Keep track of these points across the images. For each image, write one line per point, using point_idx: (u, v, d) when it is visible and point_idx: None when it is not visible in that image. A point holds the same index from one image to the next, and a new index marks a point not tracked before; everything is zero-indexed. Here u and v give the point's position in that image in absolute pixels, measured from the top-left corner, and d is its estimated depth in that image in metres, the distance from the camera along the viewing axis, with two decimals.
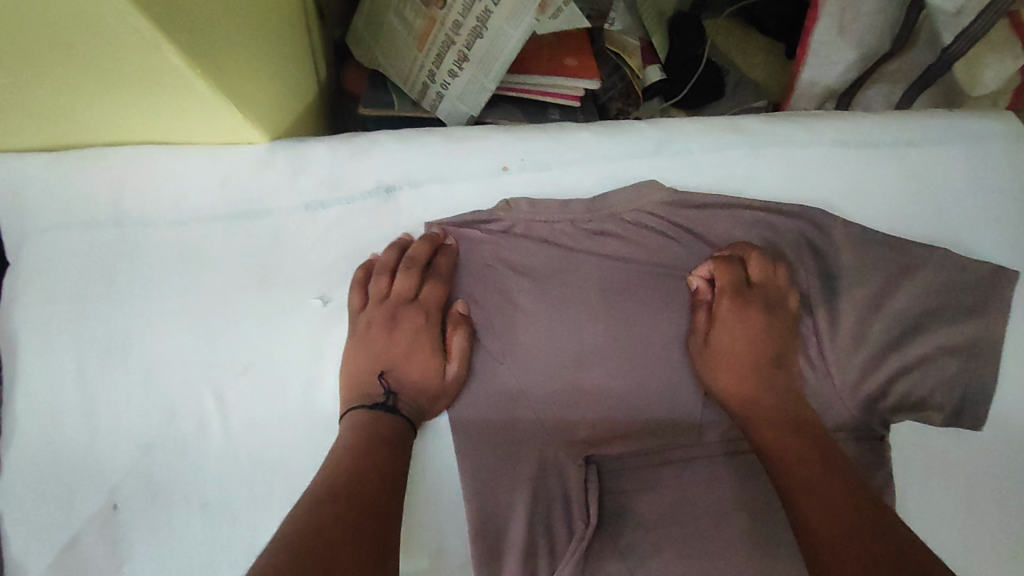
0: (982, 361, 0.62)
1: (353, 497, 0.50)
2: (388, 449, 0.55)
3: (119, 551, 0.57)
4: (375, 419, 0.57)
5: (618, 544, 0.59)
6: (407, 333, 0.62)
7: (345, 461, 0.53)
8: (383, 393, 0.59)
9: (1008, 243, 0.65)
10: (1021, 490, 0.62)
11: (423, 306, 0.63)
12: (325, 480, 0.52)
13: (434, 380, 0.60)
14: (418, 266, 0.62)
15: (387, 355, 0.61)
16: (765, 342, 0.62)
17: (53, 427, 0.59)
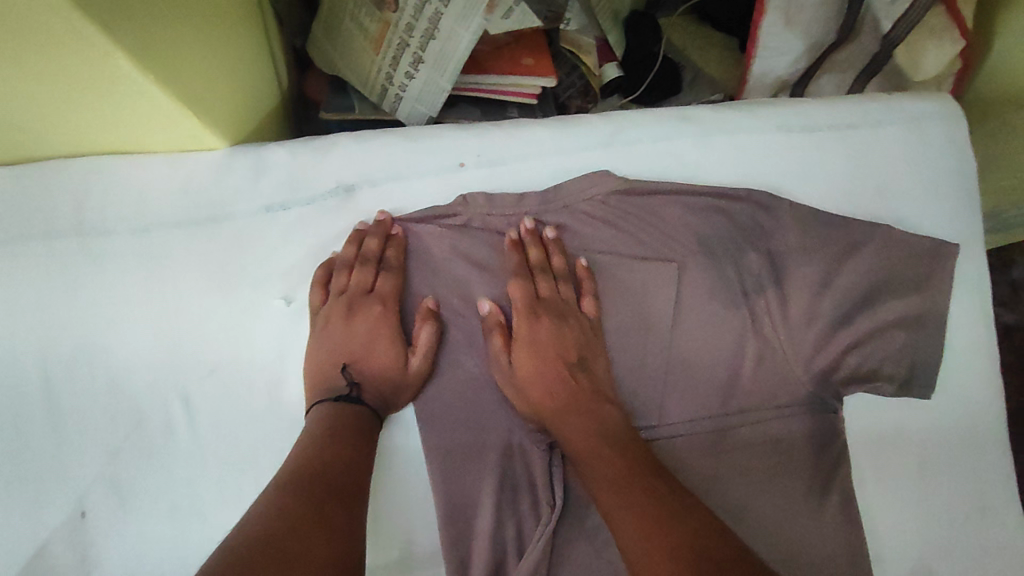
0: (929, 331, 0.64)
1: (321, 487, 0.51)
2: (353, 440, 0.57)
3: (88, 558, 0.58)
4: (341, 412, 0.58)
5: (585, 525, 0.61)
6: (365, 324, 0.63)
7: (312, 452, 0.54)
8: (347, 385, 0.60)
9: (949, 219, 0.67)
10: (972, 455, 0.64)
11: (379, 297, 0.64)
12: (292, 472, 0.53)
13: (396, 370, 0.61)
14: (373, 261, 0.63)
15: (346, 347, 0.62)
16: (553, 345, 0.63)
17: (19, 437, 0.60)
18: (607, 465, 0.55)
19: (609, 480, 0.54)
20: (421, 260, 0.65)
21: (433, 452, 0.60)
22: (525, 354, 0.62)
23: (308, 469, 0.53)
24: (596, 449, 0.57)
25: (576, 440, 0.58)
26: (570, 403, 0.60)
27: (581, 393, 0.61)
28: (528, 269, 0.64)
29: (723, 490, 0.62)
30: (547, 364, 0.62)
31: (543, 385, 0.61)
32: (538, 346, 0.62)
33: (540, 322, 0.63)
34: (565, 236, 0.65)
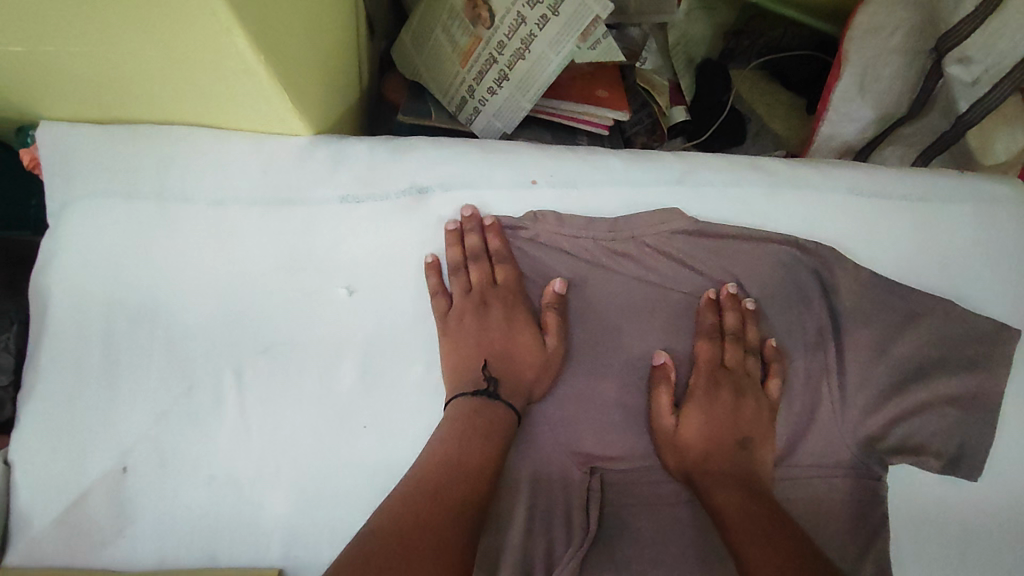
0: (981, 411, 0.64)
1: (443, 519, 0.51)
2: (478, 455, 0.56)
3: (124, 513, 0.58)
4: (482, 407, 0.59)
5: (615, 557, 0.60)
6: (499, 313, 0.65)
7: (434, 472, 0.54)
8: (484, 380, 0.61)
9: (1014, 301, 0.67)
10: (1016, 544, 0.63)
11: (505, 289, 0.66)
12: (412, 493, 0.52)
13: (536, 365, 0.63)
14: (484, 255, 0.66)
15: (480, 343, 0.63)
16: (730, 422, 0.62)
17: (75, 384, 0.61)
18: (743, 524, 0.55)
19: (744, 539, 0.54)
20: (534, 275, 0.68)
21: (511, 393, 0.62)
22: (695, 429, 0.62)
23: (426, 493, 0.52)
24: (728, 503, 0.57)
25: (713, 493, 0.58)
26: (721, 460, 0.60)
27: (727, 461, 0.60)
28: (720, 333, 0.65)
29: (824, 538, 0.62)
30: (713, 441, 0.62)
31: (706, 453, 0.61)
32: (713, 416, 0.62)
33: (717, 393, 0.63)
34: (730, 296, 0.65)
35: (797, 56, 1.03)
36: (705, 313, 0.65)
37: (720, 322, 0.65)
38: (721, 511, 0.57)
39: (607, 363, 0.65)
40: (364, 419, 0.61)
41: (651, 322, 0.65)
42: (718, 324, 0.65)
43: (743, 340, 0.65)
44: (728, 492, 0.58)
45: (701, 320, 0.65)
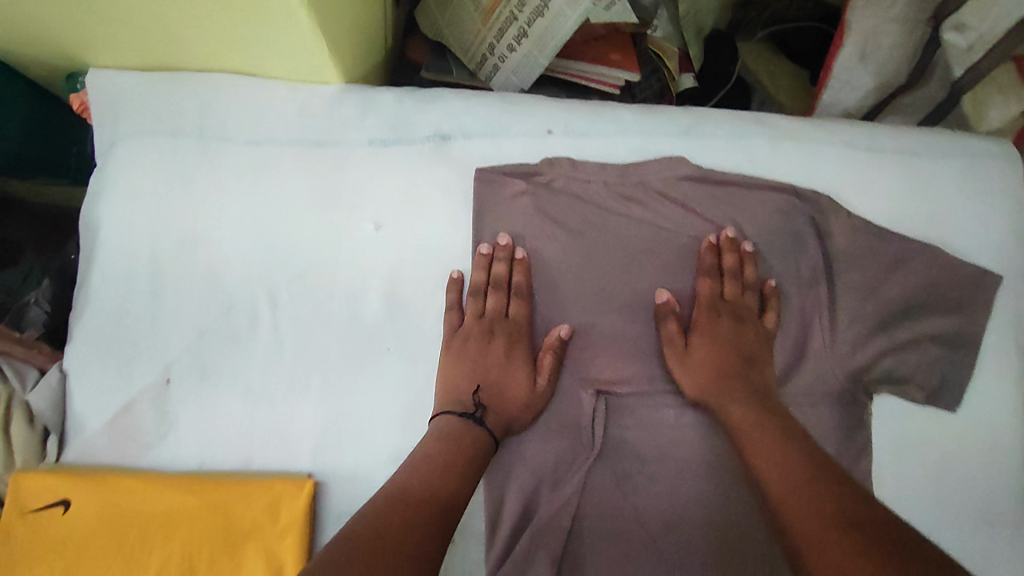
0: (960, 348, 0.69)
1: (414, 529, 0.52)
2: (456, 480, 0.58)
3: (166, 420, 0.64)
4: (466, 430, 0.62)
5: (617, 469, 0.66)
6: (501, 346, 0.68)
7: (411, 490, 0.55)
8: (472, 405, 0.64)
9: (995, 250, 0.72)
10: (987, 469, 0.68)
11: (513, 323, 0.68)
12: (386, 507, 0.53)
13: (523, 404, 0.66)
14: (503, 288, 0.68)
15: (481, 366, 0.67)
16: (733, 347, 0.67)
17: (122, 305, 0.66)
18: (758, 436, 0.60)
19: (766, 449, 0.58)
20: (548, 216, 0.70)
21: (495, 422, 0.65)
22: (703, 354, 0.66)
23: (402, 505, 0.54)
24: (745, 420, 0.62)
25: (727, 412, 0.63)
26: (730, 381, 0.65)
27: (735, 382, 0.65)
28: (719, 271, 0.69)
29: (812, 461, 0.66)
30: (720, 365, 0.66)
31: (715, 375, 0.66)
32: (717, 342, 0.67)
33: (719, 322, 0.68)
34: (727, 241, 0.69)
35: (800, 27, 1.07)
36: (706, 253, 0.69)
37: (719, 259, 0.69)
38: (747, 445, 0.60)
39: (615, 299, 0.69)
40: (388, 343, 0.66)
41: (657, 261, 0.70)
42: (717, 261, 0.69)
43: (741, 277, 0.69)
44: (751, 429, 0.61)
45: (702, 259, 0.69)
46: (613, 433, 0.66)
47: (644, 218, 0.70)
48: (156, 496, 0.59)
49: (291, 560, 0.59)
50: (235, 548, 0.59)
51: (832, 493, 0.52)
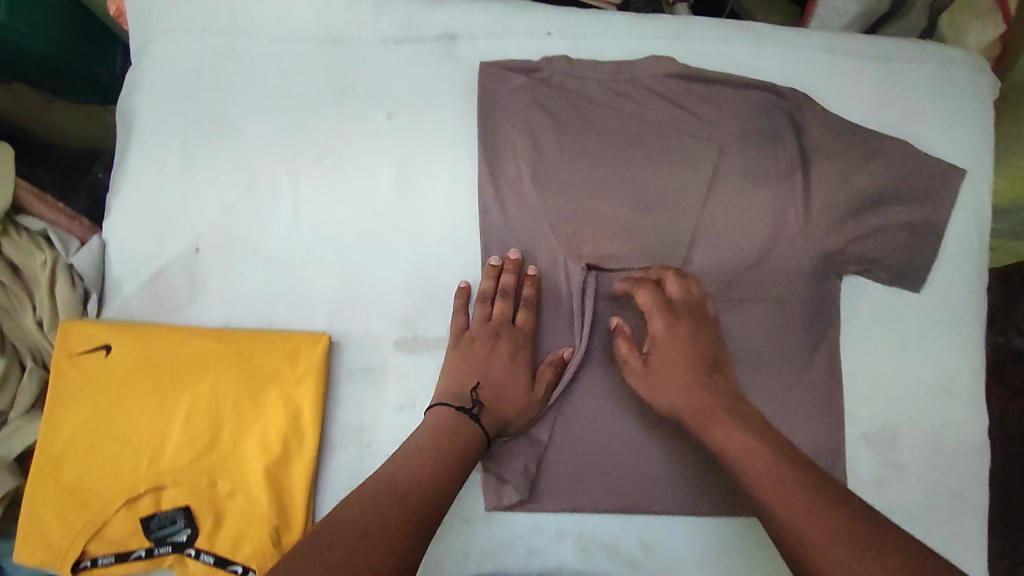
0: (926, 234, 0.74)
1: (401, 521, 0.53)
2: (445, 471, 0.59)
3: (195, 284, 0.70)
4: (458, 424, 0.63)
5: (605, 337, 0.72)
6: (506, 349, 0.69)
7: (399, 481, 0.57)
8: (470, 401, 0.66)
9: (962, 146, 0.77)
10: (948, 345, 0.74)
11: (520, 331, 0.70)
12: (374, 497, 0.55)
13: (521, 402, 0.68)
14: (511, 295, 0.70)
15: (483, 370, 0.68)
16: (694, 347, 0.68)
17: (155, 183, 0.72)
18: (737, 438, 0.60)
19: (747, 454, 0.59)
20: (544, 106, 0.74)
21: (489, 419, 0.66)
22: (665, 359, 0.68)
23: (390, 499, 0.55)
24: (721, 420, 0.62)
25: (697, 414, 0.64)
26: (694, 380, 0.66)
27: (701, 380, 0.65)
28: (652, 279, 0.71)
29: (784, 331, 0.73)
30: (685, 362, 0.67)
31: (678, 375, 0.66)
32: (674, 335, 0.68)
33: (677, 325, 0.68)
34: (664, 278, 0.70)
35: None
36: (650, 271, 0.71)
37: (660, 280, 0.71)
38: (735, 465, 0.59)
39: (607, 185, 0.74)
40: (397, 220, 0.72)
41: (645, 151, 0.75)
42: (659, 284, 0.71)
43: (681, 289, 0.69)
44: (737, 443, 0.60)
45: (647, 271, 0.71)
46: (588, 449, 0.70)
47: (635, 113, 0.75)
48: (186, 345, 0.66)
49: (308, 402, 0.66)
50: (259, 391, 0.66)
51: (844, 526, 0.51)
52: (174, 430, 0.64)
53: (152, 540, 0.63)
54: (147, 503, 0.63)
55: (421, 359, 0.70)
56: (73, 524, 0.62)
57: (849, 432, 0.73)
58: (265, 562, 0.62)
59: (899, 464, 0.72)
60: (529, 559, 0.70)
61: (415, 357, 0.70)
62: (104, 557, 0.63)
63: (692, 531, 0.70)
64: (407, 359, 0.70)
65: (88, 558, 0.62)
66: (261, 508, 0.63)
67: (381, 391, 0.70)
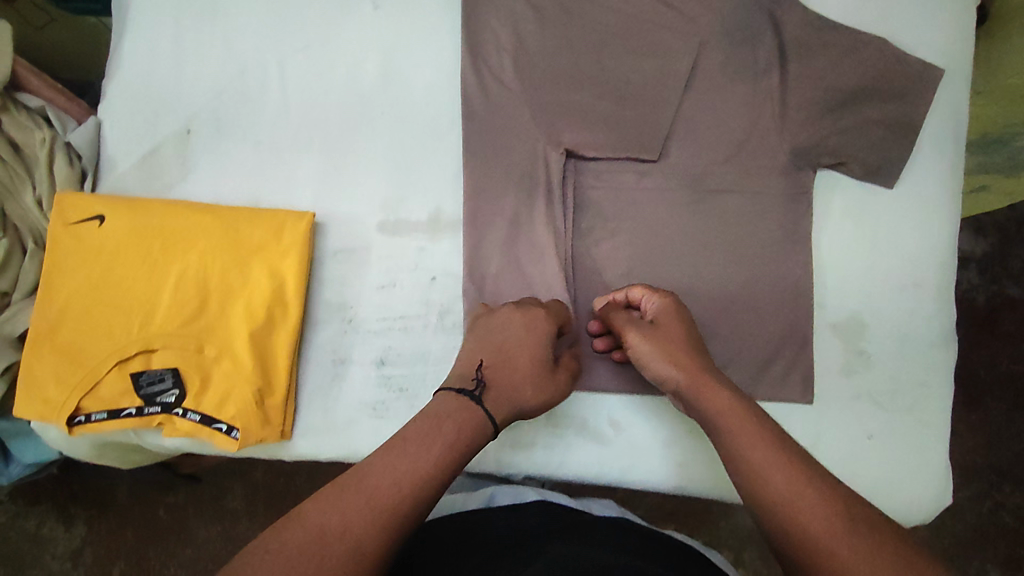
0: (902, 131, 0.75)
1: (365, 529, 0.46)
2: (431, 469, 0.51)
3: (187, 163, 0.73)
4: (459, 410, 0.56)
5: (581, 225, 0.74)
6: (522, 321, 0.64)
7: (374, 476, 0.49)
8: (473, 381, 0.60)
9: (942, 46, 0.77)
10: (920, 241, 0.74)
11: (545, 309, 0.66)
12: (339, 497, 0.48)
13: (530, 379, 0.61)
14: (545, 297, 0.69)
15: (493, 344, 0.63)
16: (691, 330, 0.64)
17: (149, 67, 0.75)
18: (736, 421, 0.54)
19: (750, 440, 0.52)
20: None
21: (495, 398, 0.59)
22: (672, 330, 0.63)
23: (362, 499, 0.47)
24: (725, 407, 0.55)
25: (703, 385, 0.58)
26: (699, 359, 0.61)
27: (706, 361, 0.61)
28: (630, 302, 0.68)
29: (757, 223, 0.74)
30: (690, 343, 0.62)
31: (685, 347, 0.61)
32: (672, 314, 0.64)
33: (675, 309, 0.65)
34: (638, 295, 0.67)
35: None
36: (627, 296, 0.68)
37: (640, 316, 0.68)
38: (739, 456, 0.52)
39: (586, 78, 0.74)
40: (381, 107, 0.74)
41: (625, 45, 0.75)
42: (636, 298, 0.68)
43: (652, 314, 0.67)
44: (737, 423, 0.54)
45: (632, 291, 0.68)
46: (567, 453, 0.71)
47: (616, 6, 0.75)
48: (178, 217, 0.68)
49: (291, 274, 0.68)
50: (245, 262, 0.68)
51: (843, 520, 0.46)
52: (165, 297, 0.67)
53: (142, 397, 0.66)
54: (138, 364, 0.66)
55: (403, 241, 0.72)
56: (68, 381, 0.66)
57: (818, 322, 0.74)
58: (247, 421, 0.65)
59: (865, 353, 0.73)
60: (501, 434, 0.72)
61: (397, 238, 0.72)
62: (97, 413, 0.66)
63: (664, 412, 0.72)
64: (389, 240, 0.72)
65: (83, 413, 0.66)
66: (244, 372, 0.66)
67: (364, 271, 0.72)
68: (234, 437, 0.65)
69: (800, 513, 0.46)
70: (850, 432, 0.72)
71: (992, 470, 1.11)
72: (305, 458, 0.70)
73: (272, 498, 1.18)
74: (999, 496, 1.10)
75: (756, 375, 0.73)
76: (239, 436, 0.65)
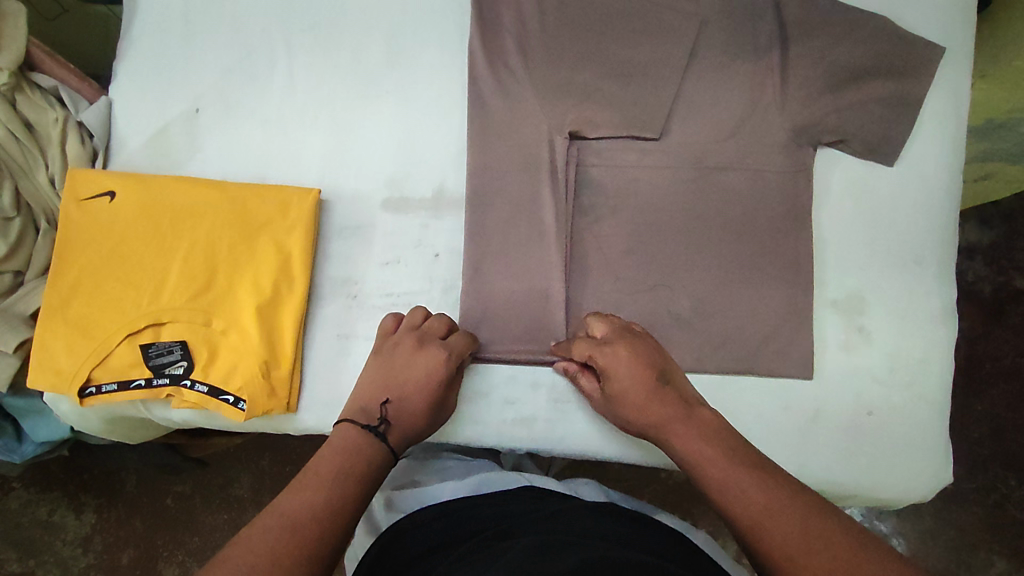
0: (902, 109, 0.75)
1: (290, 551, 0.47)
2: (343, 499, 0.53)
3: (195, 142, 0.75)
4: (360, 443, 0.59)
5: (583, 205, 0.75)
6: (427, 361, 0.65)
7: (291, 507, 0.51)
8: (376, 418, 0.62)
9: (943, 26, 0.77)
10: (920, 220, 0.75)
11: (450, 346, 0.67)
12: (264, 530, 0.49)
13: (424, 418, 0.65)
14: (446, 321, 0.69)
15: (394, 377, 0.65)
16: (641, 370, 0.62)
17: (159, 49, 0.76)
18: (711, 464, 0.55)
19: (719, 474, 0.54)
20: None
21: (397, 436, 0.62)
22: (630, 398, 0.62)
23: (283, 527, 0.49)
24: (693, 449, 0.57)
25: (673, 445, 0.59)
26: (662, 413, 0.60)
27: (666, 406, 0.60)
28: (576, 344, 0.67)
29: (757, 203, 0.75)
30: (646, 397, 0.61)
31: (645, 406, 0.61)
32: (619, 370, 0.63)
33: (619, 356, 0.63)
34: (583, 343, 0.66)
35: None
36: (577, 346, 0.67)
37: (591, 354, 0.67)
38: (717, 489, 0.54)
39: (586, 59, 0.75)
40: (386, 87, 0.75)
41: (626, 25, 0.76)
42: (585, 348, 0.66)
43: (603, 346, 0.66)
44: (710, 463, 0.55)
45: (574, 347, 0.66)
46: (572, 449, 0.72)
47: None
48: (185, 193, 0.70)
49: (297, 249, 0.69)
50: (252, 238, 0.69)
51: (815, 525, 0.48)
52: (173, 272, 0.68)
53: (150, 368, 0.67)
54: (147, 336, 0.67)
55: (407, 218, 0.74)
56: (79, 353, 0.67)
57: (818, 300, 0.75)
58: (254, 393, 0.66)
59: (865, 330, 0.74)
60: (506, 408, 0.72)
61: (401, 216, 0.74)
62: (108, 384, 0.67)
63: None
64: (394, 217, 0.73)
65: (93, 384, 0.67)
66: (251, 344, 0.67)
67: (368, 247, 0.73)
68: (240, 408, 0.66)
69: (779, 543, 0.48)
70: (850, 411, 0.72)
71: (998, 462, 1.11)
72: (309, 432, 0.71)
73: (279, 487, 1.19)
74: (1006, 490, 1.10)
75: (755, 351, 0.73)
76: (246, 407, 0.66)
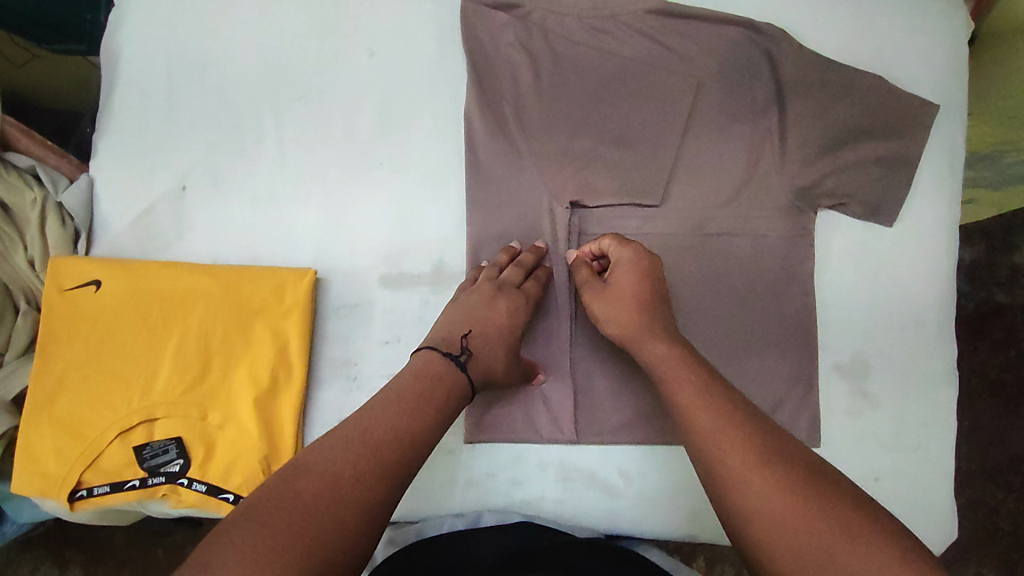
0: (900, 169, 0.75)
1: (371, 469, 0.50)
2: (425, 427, 0.56)
3: (183, 222, 0.72)
4: (445, 372, 0.60)
5: None
6: (507, 306, 0.66)
7: (376, 427, 0.53)
8: (458, 347, 0.62)
9: (936, 84, 0.77)
10: (920, 279, 0.75)
11: (525, 295, 0.67)
12: (348, 446, 0.51)
13: (507, 363, 0.65)
14: (527, 268, 0.69)
15: (477, 315, 0.65)
16: (649, 283, 0.65)
17: (142, 123, 0.74)
18: (692, 394, 0.55)
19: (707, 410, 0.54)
20: (522, 45, 0.74)
21: (477, 368, 0.62)
22: (622, 292, 0.64)
23: (362, 443, 0.52)
24: (679, 379, 0.57)
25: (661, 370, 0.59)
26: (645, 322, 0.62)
27: (650, 316, 0.63)
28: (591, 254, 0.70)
29: (759, 265, 0.74)
30: (636, 302, 0.64)
31: (631, 313, 0.63)
32: (626, 270, 0.65)
33: (634, 264, 0.66)
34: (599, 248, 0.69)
35: None
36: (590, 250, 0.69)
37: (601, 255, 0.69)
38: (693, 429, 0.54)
39: (583, 126, 0.74)
40: (380, 157, 0.73)
41: (623, 89, 0.74)
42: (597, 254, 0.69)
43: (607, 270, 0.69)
44: (687, 397, 0.55)
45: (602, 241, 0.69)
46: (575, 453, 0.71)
47: (612, 51, 0.75)
48: (175, 278, 0.67)
49: (295, 334, 0.67)
50: (248, 325, 0.67)
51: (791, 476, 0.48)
52: (166, 363, 0.66)
53: (145, 469, 0.64)
54: (140, 435, 0.65)
55: (406, 294, 0.72)
56: (68, 455, 0.64)
57: (822, 363, 0.75)
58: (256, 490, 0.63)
59: (870, 394, 0.74)
60: (513, 490, 0.71)
61: (400, 292, 0.72)
62: (100, 487, 0.64)
63: (673, 462, 0.71)
64: (393, 295, 0.72)
65: (84, 487, 0.64)
66: (251, 439, 0.64)
67: (366, 327, 0.71)
68: None
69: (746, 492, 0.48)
70: (857, 473, 0.73)
71: None
72: None
73: None
74: None
75: None
76: None
